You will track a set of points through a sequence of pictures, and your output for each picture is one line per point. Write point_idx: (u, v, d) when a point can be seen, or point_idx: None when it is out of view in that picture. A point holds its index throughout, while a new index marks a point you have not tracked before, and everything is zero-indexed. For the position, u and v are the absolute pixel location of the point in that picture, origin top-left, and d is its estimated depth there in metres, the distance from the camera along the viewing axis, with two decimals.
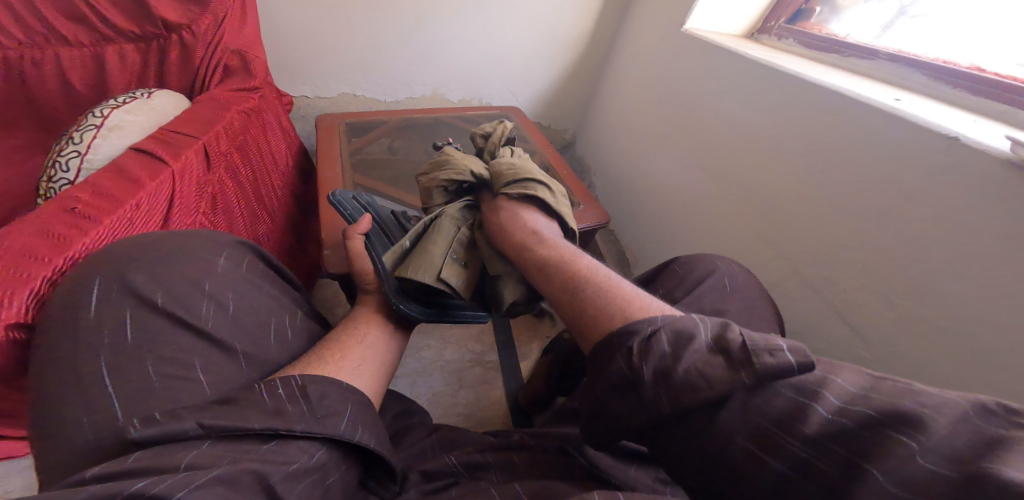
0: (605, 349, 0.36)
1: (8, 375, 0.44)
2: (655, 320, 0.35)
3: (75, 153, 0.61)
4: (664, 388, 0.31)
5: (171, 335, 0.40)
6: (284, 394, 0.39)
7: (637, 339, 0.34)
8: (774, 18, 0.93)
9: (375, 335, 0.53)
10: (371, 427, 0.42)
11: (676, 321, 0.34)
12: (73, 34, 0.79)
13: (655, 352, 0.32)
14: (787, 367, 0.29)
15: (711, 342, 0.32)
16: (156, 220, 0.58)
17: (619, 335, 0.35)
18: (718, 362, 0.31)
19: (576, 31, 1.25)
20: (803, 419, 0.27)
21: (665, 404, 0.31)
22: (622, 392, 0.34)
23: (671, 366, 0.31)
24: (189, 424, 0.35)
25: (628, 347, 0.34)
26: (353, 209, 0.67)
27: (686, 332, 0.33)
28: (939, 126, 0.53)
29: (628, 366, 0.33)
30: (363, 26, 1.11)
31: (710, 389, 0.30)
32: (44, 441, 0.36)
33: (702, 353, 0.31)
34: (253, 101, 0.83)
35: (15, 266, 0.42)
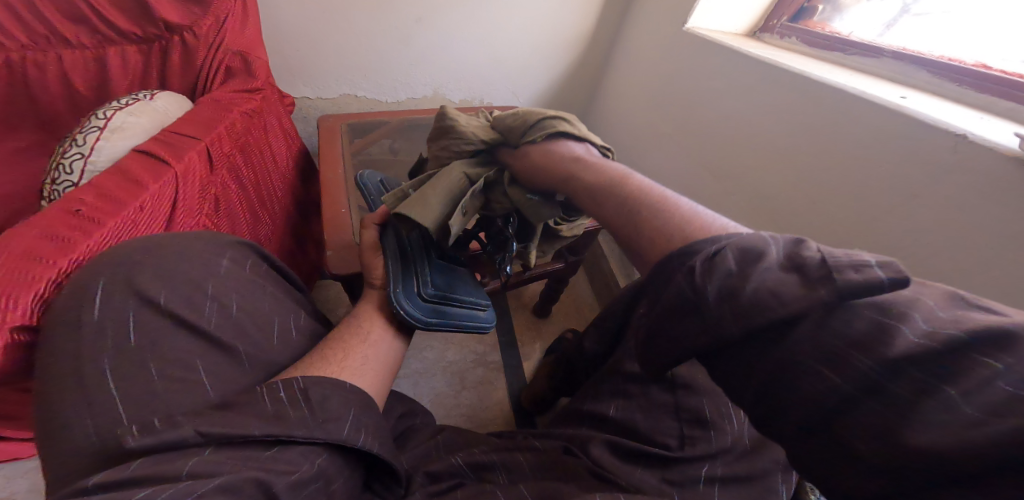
0: (664, 273, 0.35)
1: (14, 377, 0.44)
2: (720, 241, 0.33)
3: (78, 155, 0.61)
4: (729, 306, 0.29)
5: (176, 336, 0.40)
6: (286, 398, 0.39)
7: (699, 259, 0.32)
8: (776, 16, 0.92)
9: (380, 333, 0.53)
10: (372, 431, 0.42)
11: (742, 241, 0.32)
12: (75, 36, 0.79)
13: (720, 271, 0.30)
14: (876, 283, 0.26)
15: (784, 259, 0.30)
16: (159, 222, 0.58)
17: (676, 257, 0.35)
18: (793, 281, 0.28)
19: (577, 31, 1.25)
20: (888, 344, 0.25)
21: (731, 325, 0.28)
22: (679, 313, 0.31)
23: (739, 285, 0.29)
24: (187, 433, 0.34)
25: (689, 266, 0.32)
26: (375, 191, 0.72)
27: (753, 251, 0.31)
28: (945, 123, 0.53)
29: (689, 285, 0.31)
30: (364, 27, 1.11)
31: (783, 308, 0.27)
32: (50, 444, 0.36)
33: (775, 273, 0.29)
34: (255, 102, 0.83)
35: (19, 268, 0.42)
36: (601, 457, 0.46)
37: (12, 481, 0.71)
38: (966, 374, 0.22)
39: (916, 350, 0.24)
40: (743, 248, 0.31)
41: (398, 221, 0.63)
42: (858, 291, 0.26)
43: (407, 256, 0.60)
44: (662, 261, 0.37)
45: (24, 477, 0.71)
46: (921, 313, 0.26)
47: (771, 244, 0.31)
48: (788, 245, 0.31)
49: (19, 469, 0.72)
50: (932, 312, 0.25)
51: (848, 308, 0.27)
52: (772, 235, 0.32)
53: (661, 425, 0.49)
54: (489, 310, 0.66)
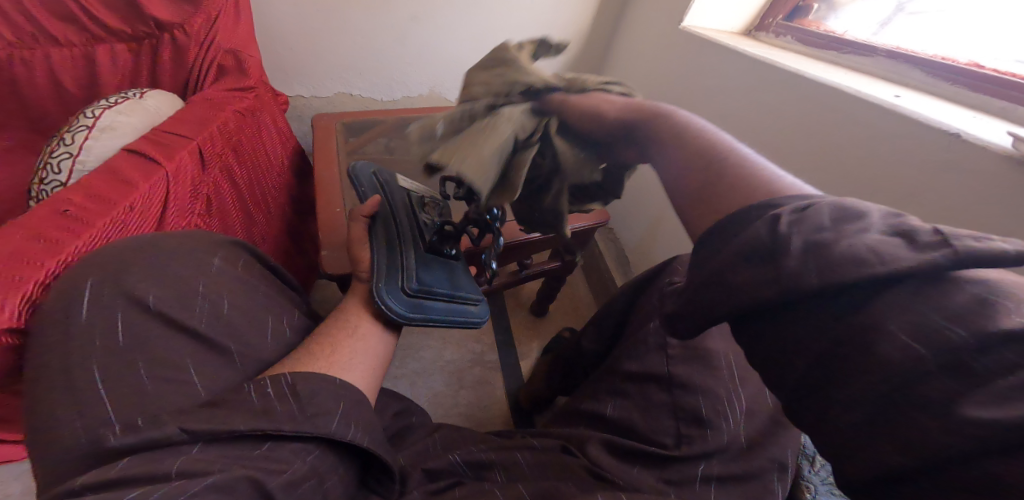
0: (736, 223, 0.29)
1: (4, 380, 0.44)
2: (805, 201, 0.28)
3: (67, 154, 0.60)
4: (813, 260, 0.24)
5: (166, 338, 0.40)
6: (273, 392, 0.39)
7: (785, 211, 0.27)
8: (772, 15, 0.92)
9: (367, 326, 0.52)
10: (363, 424, 0.42)
11: (842, 201, 0.27)
12: (63, 34, 0.78)
13: (809, 224, 0.26)
14: (997, 254, 0.21)
15: (889, 226, 0.25)
16: (150, 222, 0.58)
17: (755, 212, 0.29)
18: (897, 243, 0.23)
19: (573, 29, 1.25)
20: (979, 318, 0.21)
21: (810, 279, 0.24)
22: (756, 262, 0.26)
23: (832, 241, 0.24)
24: (172, 430, 0.34)
25: (773, 217, 0.27)
26: (367, 187, 0.65)
27: (853, 212, 0.26)
28: (938, 122, 0.53)
29: (770, 233, 0.26)
30: (358, 25, 1.10)
31: (883, 268, 0.23)
32: (38, 448, 0.35)
33: (876, 234, 0.24)
34: (248, 101, 0.82)
35: (6, 270, 0.41)
36: (597, 456, 0.46)
37: (3, 485, 0.70)
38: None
39: (1019, 329, 0.20)
40: (845, 206, 0.26)
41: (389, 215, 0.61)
42: (972, 261, 0.21)
43: (396, 253, 0.56)
44: (733, 215, 0.30)
45: (16, 481, 0.70)
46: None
47: (874, 211, 0.26)
48: (889, 214, 0.26)
49: (11, 473, 0.71)
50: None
51: (949, 280, 0.22)
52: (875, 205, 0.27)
53: (657, 422, 0.49)
54: (478, 305, 0.63)
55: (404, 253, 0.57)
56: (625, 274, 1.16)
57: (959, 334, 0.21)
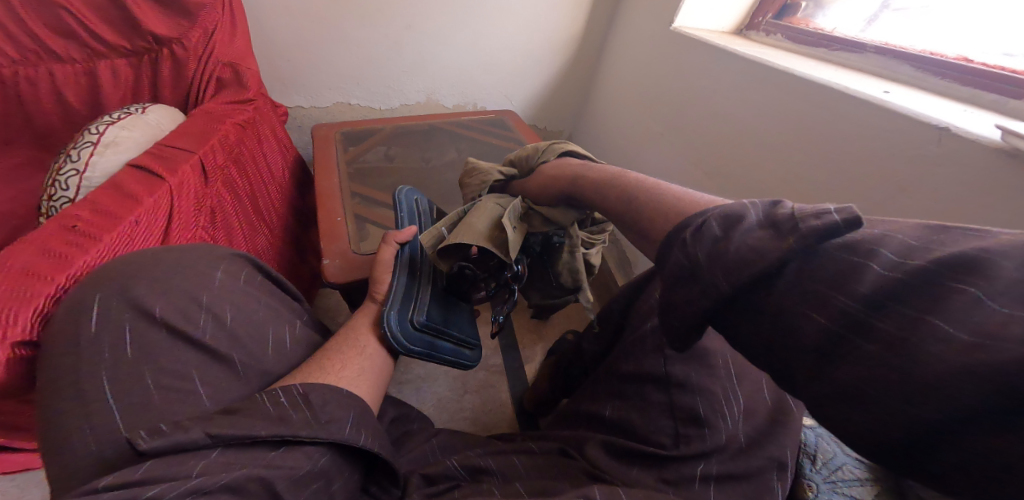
0: (668, 249, 0.37)
1: (19, 391, 0.45)
2: (708, 213, 0.35)
3: (74, 171, 0.61)
4: (718, 265, 0.31)
5: (173, 347, 0.41)
6: (287, 402, 0.39)
7: (691, 232, 0.34)
8: (761, 14, 0.93)
9: (375, 346, 0.54)
10: (372, 431, 0.43)
11: (724, 208, 0.34)
12: (66, 51, 0.79)
13: (705, 237, 0.33)
14: (832, 225, 0.28)
15: (761, 218, 0.32)
16: (156, 235, 0.59)
17: (678, 236, 0.36)
18: (766, 234, 0.30)
19: (566, 33, 1.26)
20: (857, 280, 0.27)
21: (723, 283, 0.30)
22: (684, 279, 0.33)
23: (725, 245, 0.31)
24: (197, 435, 0.35)
25: (684, 239, 0.35)
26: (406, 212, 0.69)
27: (735, 214, 0.33)
28: (928, 117, 0.53)
29: (687, 255, 0.33)
30: (354, 35, 1.12)
31: (764, 258, 0.29)
32: (53, 456, 0.36)
33: (752, 230, 0.31)
34: (247, 113, 0.83)
35: (17, 285, 0.43)
36: (596, 457, 0.47)
37: (22, 493, 0.71)
38: (941, 299, 0.24)
39: (887, 283, 0.26)
40: (732, 212, 0.33)
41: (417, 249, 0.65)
42: (818, 234, 0.28)
43: (413, 284, 0.60)
44: (669, 241, 0.38)
45: (33, 491, 0.72)
46: (892, 248, 0.27)
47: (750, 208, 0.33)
48: (765, 207, 0.33)
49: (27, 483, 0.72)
50: (904, 244, 0.27)
51: (820, 253, 0.28)
52: (753, 202, 0.34)
53: (655, 422, 0.50)
54: (476, 350, 0.67)
55: (421, 286, 0.61)
56: (625, 274, 1.16)
57: (946, 327, 0.23)
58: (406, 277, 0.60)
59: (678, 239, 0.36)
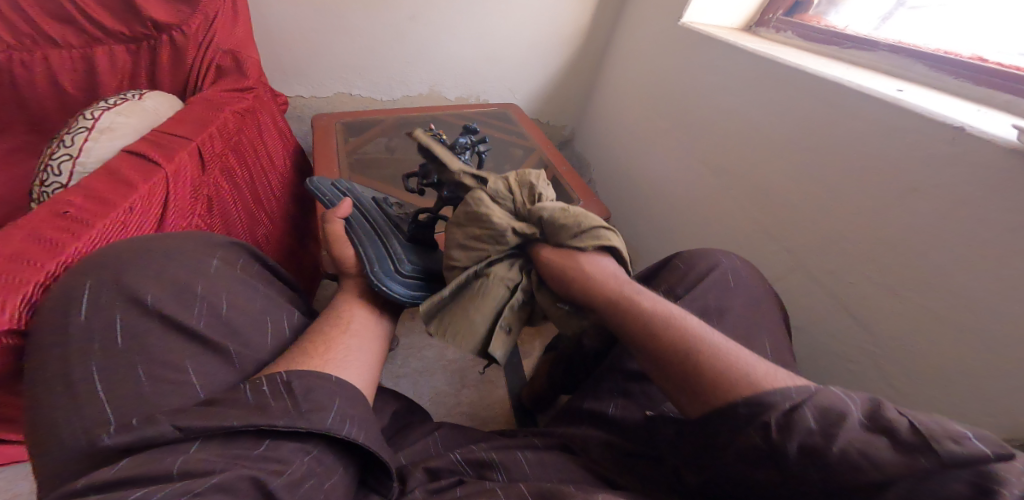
0: (727, 419, 0.34)
1: (5, 381, 0.44)
2: (790, 391, 0.32)
3: (67, 156, 0.60)
4: (810, 462, 0.30)
5: (165, 338, 0.40)
6: (268, 390, 0.38)
7: (775, 414, 0.32)
8: (772, 11, 0.92)
9: (363, 324, 0.52)
10: (360, 421, 0.41)
11: (822, 394, 0.32)
12: (62, 36, 0.78)
13: (801, 430, 0.31)
14: (979, 456, 0.26)
15: (867, 419, 0.30)
16: (151, 222, 0.58)
17: (743, 407, 0.33)
18: (882, 442, 0.29)
19: (573, 27, 1.25)
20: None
21: (816, 479, 0.30)
22: (762, 464, 0.33)
23: (824, 446, 0.30)
24: (165, 428, 0.34)
25: (763, 421, 0.32)
26: (330, 194, 0.67)
27: (834, 408, 0.31)
28: (943, 116, 0.52)
29: (768, 441, 0.32)
30: (357, 25, 1.10)
31: (878, 473, 0.28)
32: (39, 448, 0.35)
33: (859, 432, 0.30)
34: (248, 102, 0.82)
35: (6, 271, 0.42)
36: (589, 447, 0.50)
37: (10, 484, 0.70)
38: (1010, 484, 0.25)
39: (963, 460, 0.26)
40: (844, 411, 0.31)
41: (361, 214, 0.64)
42: (956, 465, 0.26)
43: (380, 241, 0.60)
44: (722, 407, 0.35)
45: (23, 480, 0.71)
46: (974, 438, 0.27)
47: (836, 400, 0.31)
48: (864, 404, 0.31)
49: (16, 473, 0.72)
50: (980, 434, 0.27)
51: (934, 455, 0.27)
52: (846, 391, 0.33)
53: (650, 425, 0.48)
54: None
55: (388, 240, 0.61)
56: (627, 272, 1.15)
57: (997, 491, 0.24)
58: (367, 235, 0.60)
59: (743, 410, 0.33)
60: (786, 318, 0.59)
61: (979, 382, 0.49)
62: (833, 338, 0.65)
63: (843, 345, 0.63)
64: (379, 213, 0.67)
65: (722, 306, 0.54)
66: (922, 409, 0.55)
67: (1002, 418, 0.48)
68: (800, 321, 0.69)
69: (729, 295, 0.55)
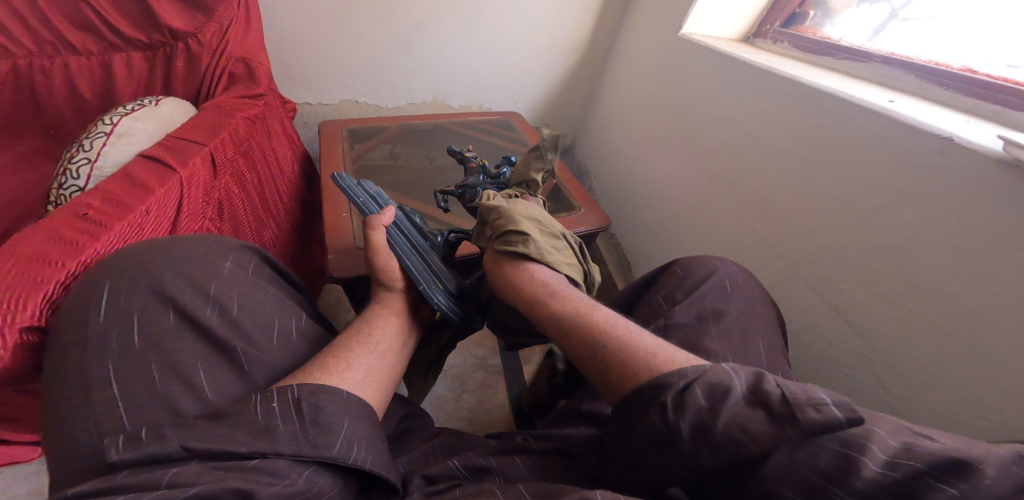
0: (635, 403, 0.36)
1: (22, 377, 0.45)
2: (685, 371, 0.34)
3: (85, 160, 0.62)
4: (704, 442, 0.31)
5: (180, 339, 0.41)
6: (280, 410, 0.39)
7: (671, 393, 0.33)
8: (769, 22, 0.94)
9: (387, 342, 0.53)
10: (369, 445, 0.42)
11: (708, 373, 0.33)
12: (82, 44, 0.81)
13: (692, 408, 0.32)
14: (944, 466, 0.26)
15: (748, 393, 0.31)
16: (164, 225, 0.59)
17: (647, 390, 0.35)
18: (760, 415, 0.30)
19: (575, 37, 1.27)
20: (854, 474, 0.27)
21: (705, 457, 0.31)
22: (663, 447, 0.33)
23: (711, 421, 0.31)
24: (172, 447, 0.35)
25: (661, 400, 0.33)
26: (363, 197, 0.68)
27: (720, 386, 0.32)
28: (932, 126, 0.54)
29: (663, 420, 0.33)
30: (364, 33, 1.13)
31: (755, 445, 0.30)
32: (55, 442, 0.36)
33: (741, 407, 0.31)
34: (259, 108, 0.84)
35: (29, 270, 0.43)
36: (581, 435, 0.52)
37: (10, 485, 0.71)
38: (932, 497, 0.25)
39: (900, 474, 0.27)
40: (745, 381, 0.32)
41: (399, 227, 0.66)
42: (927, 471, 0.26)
43: (422, 259, 0.64)
44: (631, 393, 0.36)
45: (25, 481, 0.72)
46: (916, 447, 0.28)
47: (737, 375, 0.33)
48: (749, 379, 0.33)
49: (18, 474, 0.73)
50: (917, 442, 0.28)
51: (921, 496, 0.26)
52: (734, 366, 0.34)
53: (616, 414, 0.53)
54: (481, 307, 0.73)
55: (428, 258, 0.65)
56: (626, 279, 1.16)
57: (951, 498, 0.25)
58: (413, 252, 0.64)
59: (646, 395, 0.35)
60: (781, 323, 0.60)
61: (970, 389, 0.50)
62: (829, 345, 0.66)
63: (839, 352, 0.64)
64: (409, 226, 0.69)
65: (719, 311, 0.55)
66: (916, 416, 0.56)
67: (995, 422, 0.49)
68: (796, 327, 0.70)
69: (727, 301, 0.56)
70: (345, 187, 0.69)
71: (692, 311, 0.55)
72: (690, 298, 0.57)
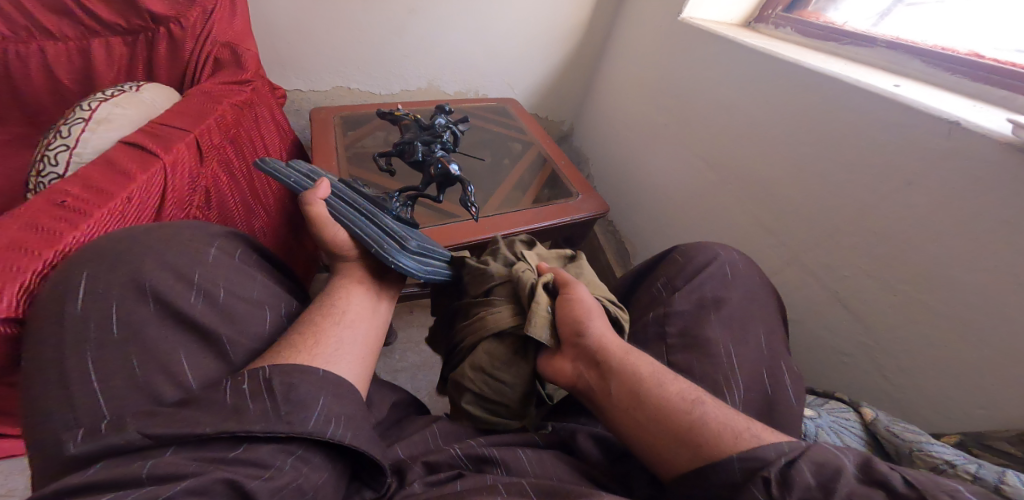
0: (727, 471, 0.34)
1: (4, 371, 0.44)
2: (784, 446, 0.34)
3: (63, 147, 0.60)
4: None
5: (165, 330, 0.40)
6: (247, 390, 0.37)
7: (772, 468, 0.33)
8: (772, 7, 0.92)
9: (353, 314, 0.51)
10: (346, 418, 0.40)
11: (811, 450, 0.33)
12: (59, 28, 0.77)
13: (802, 486, 0.31)
14: None
15: (860, 474, 0.33)
16: (148, 213, 0.57)
17: (740, 462, 0.34)
18: (879, 495, 0.31)
19: (572, 22, 1.25)
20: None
21: None
22: None
23: (824, 498, 0.31)
24: (133, 436, 0.33)
25: (763, 475, 0.32)
26: (296, 176, 0.64)
27: (828, 466, 0.32)
28: (939, 112, 0.53)
29: (768, 495, 0.32)
30: (356, 18, 1.10)
31: None
32: (36, 437, 0.35)
33: (853, 484, 0.32)
34: (247, 94, 0.81)
35: (3, 260, 0.41)
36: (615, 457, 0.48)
37: (3, 482, 0.70)
38: None
39: None
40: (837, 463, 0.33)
41: (339, 198, 0.63)
42: None
43: (371, 223, 0.61)
44: (719, 460, 0.35)
45: (18, 476, 0.71)
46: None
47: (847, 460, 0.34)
48: (855, 461, 0.34)
49: (11, 470, 0.72)
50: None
51: None
52: (836, 446, 0.35)
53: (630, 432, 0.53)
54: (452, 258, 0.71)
55: (377, 220, 0.63)
56: (625, 267, 1.15)
57: None
58: (356, 217, 0.61)
59: (741, 466, 0.34)
60: (782, 310, 0.60)
61: (971, 376, 0.50)
62: (828, 332, 0.65)
63: (839, 339, 0.64)
64: (352, 194, 0.66)
65: (719, 299, 0.54)
66: (915, 403, 0.55)
67: (993, 410, 0.48)
68: (796, 314, 0.70)
69: (727, 288, 0.55)
70: (273, 170, 0.65)
71: (692, 298, 0.54)
72: (689, 285, 0.55)
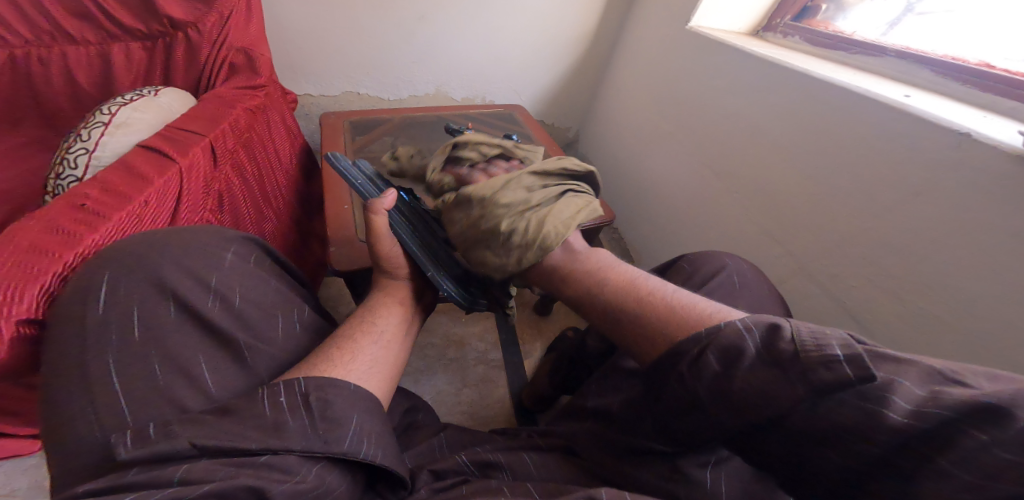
0: (660, 369, 0.37)
1: (20, 371, 0.44)
2: (700, 336, 0.35)
3: (83, 150, 0.61)
4: (726, 405, 0.32)
5: (181, 333, 0.41)
6: (287, 403, 0.38)
7: (685, 362, 0.35)
8: (780, 15, 0.92)
9: (391, 331, 0.52)
10: (378, 438, 0.41)
11: (721, 336, 0.34)
12: (80, 33, 0.79)
13: (704, 372, 0.33)
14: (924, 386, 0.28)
15: (762, 352, 0.32)
16: (163, 216, 0.58)
17: (667, 357, 0.36)
18: (775, 375, 0.31)
19: (580, 30, 1.26)
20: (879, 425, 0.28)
21: (727, 417, 0.33)
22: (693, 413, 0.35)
23: (727, 385, 0.32)
24: (180, 444, 0.34)
25: (679, 369, 0.35)
26: (362, 183, 0.67)
27: (733, 348, 0.33)
28: (949, 122, 0.53)
29: (682, 385, 0.35)
30: (367, 24, 1.11)
31: (772, 406, 0.31)
32: (54, 436, 0.36)
33: (757, 367, 0.31)
34: (260, 99, 0.82)
35: (25, 262, 0.42)
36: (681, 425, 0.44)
37: (10, 479, 0.71)
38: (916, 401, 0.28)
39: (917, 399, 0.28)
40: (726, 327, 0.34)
41: (399, 213, 0.66)
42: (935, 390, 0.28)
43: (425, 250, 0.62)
44: (656, 361, 0.38)
45: (23, 474, 0.72)
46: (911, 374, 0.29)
47: (754, 339, 0.33)
48: (766, 332, 0.33)
49: (15, 469, 0.72)
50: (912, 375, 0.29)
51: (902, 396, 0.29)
52: (749, 321, 0.34)
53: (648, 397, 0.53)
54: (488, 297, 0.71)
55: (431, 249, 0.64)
56: None
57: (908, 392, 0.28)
58: (413, 237, 0.63)
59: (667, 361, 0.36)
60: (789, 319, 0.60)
61: None
62: None
63: None
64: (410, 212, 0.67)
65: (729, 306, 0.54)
66: None
67: None
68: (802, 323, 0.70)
69: (736, 296, 0.55)
70: (342, 171, 0.68)
71: None
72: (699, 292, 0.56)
